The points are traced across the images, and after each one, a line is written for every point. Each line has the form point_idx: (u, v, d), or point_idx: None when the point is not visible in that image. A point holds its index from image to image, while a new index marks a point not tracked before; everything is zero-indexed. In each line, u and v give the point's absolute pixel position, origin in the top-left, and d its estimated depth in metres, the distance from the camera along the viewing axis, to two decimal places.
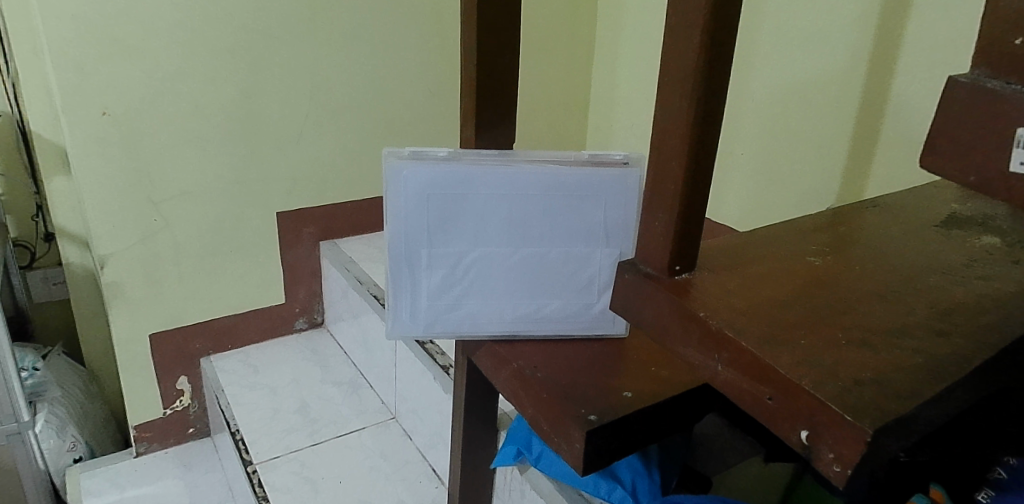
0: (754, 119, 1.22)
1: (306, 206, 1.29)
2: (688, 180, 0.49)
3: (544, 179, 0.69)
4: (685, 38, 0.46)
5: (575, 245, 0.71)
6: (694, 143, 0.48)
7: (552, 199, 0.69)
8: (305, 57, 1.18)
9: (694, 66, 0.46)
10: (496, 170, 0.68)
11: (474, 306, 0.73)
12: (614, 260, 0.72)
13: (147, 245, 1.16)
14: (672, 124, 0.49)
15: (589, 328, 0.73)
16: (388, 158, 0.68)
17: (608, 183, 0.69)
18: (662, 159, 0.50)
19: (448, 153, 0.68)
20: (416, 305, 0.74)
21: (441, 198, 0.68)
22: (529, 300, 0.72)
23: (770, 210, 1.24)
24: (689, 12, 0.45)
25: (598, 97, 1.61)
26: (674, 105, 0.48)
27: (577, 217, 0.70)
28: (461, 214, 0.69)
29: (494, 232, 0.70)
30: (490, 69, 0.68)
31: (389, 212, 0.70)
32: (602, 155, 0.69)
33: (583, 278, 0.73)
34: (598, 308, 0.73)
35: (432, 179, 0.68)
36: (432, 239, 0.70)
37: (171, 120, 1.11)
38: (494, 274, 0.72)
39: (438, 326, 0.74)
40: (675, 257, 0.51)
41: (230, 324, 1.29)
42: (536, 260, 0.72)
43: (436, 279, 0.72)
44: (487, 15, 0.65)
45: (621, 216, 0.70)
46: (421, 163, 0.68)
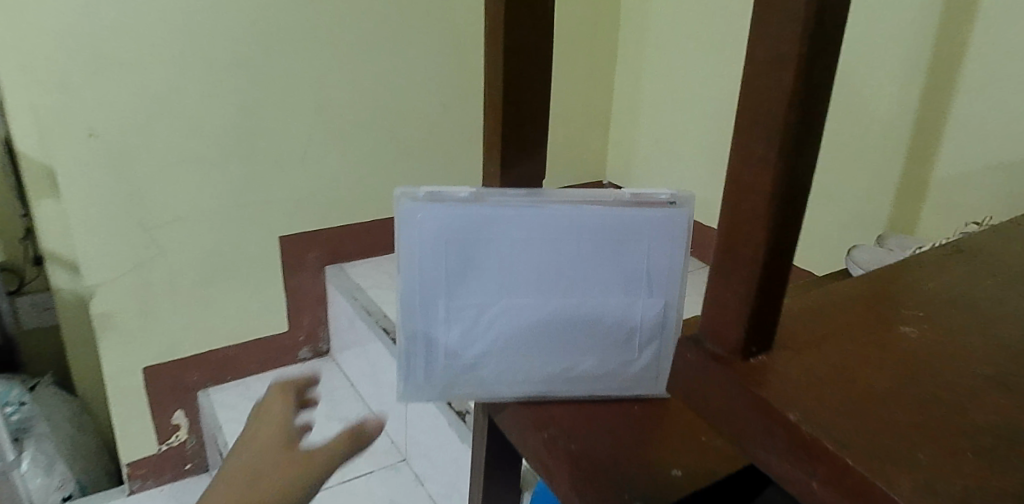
0: None
1: (311, 229, 1.20)
2: (769, 245, 0.39)
3: (580, 221, 0.60)
4: (775, 76, 0.36)
5: (614, 294, 0.63)
6: (778, 203, 0.38)
7: (588, 245, 0.61)
8: (311, 70, 1.10)
9: (783, 108, 0.36)
10: (527, 212, 0.59)
11: (499, 364, 0.64)
12: (659, 312, 0.64)
13: (139, 273, 1.08)
14: (752, 178, 0.39)
15: (628, 388, 0.65)
16: (400, 200, 0.59)
17: (652, 224, 0.61)
18: (736, 219, 0.41)
19: (470, 192, 0.59)
20: (432, 364, 0.65)
21: (463, 244, 0.60)
22: (562, 359, 0.64)
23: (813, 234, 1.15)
24: (778, 41, 0.36)
25: (621, 112, 1.53)
26: (756, 155, 0.38)
27: (616, 264, 0.62)
28: (484, 262, 0.61)
29: (522, 281, 0.62)
30: (519, 95, 0.59)
31: (400, 259, 0.61)
32: (643, 192, 0.61)
33: (623, 332, 0.64)
34: (639, 366, 0.65)
35: (453, 223, 0.59)
36: (452, 290, 0.62)
37: (165, 141, 1.03)
38: (522, 328, 0.63)
39: (458, 387, 0.65)
40: (751, 337, 0.42)
41: (230, 355, 1.21)
42: (570, 313, 0.63)
43: (456, 335, 0.63)
44: (514, 35, 0.56)
45: (665, 262, 0.62)
46: (441, 204, 0.59)
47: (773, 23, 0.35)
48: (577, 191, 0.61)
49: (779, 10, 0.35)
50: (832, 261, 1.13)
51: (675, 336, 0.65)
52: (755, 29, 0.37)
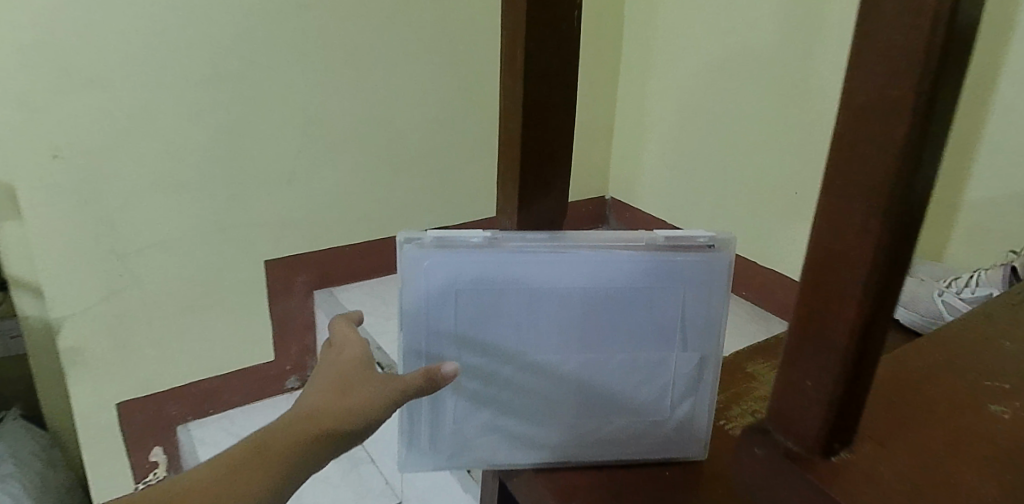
0: (813, 157, 1.08)
1: (299, 252, 1.13)
2: (863, 328, 0.33)
3: (609, 269, 0.53)
4: (879, 127, 0.29)
5: (644, 348, 0.56)
6: (878, 279, 0.32)
7: (617, 294, 0.54)
8: (297, 84, 1.04)
9: (890, 168, 0.29)
10: (549, 259, 0.52)
11: (515, 426, 0.57)
12: (693, 367, 0.57)
13: (111, 303, 1.00)
14: (844, 246, 0.32)
15: (658, 449, 0.59)
16: (404, 247, 0.51)
17: (689, 271, 0.54)
18: (820, 293, 0.34)
19: (485, 237, 0.52)
20: (439, 428, 0.57)
21: (476, 295, 0.53)
22: (585, 418, 0.58)
23: None
24: (884, 84, 0.29)
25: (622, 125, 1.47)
26: (852, 221, 0.31)
27: (647, 315, 0.55)
28: (500, 315, 0.53)
29: (542, 334, 0.55)
30: (539, 125, 0.52)
31: (404, 312, 0.53)
32: (680, 235, 0.53)
33: (653, 388, 0.57)
34: (670, 425, 0.58)
35: (466, 273, 0.52)
36: (463, 345, 0.54)
37: (138, 161, 0.96)
38: (541, 386, 0.56)
39: (467, 452, 0.58)
40: (834, 431, 0.35)
41: (212, 387, 1.13)
42: (595, 370, 0.56)
43: (467, 394, 0.56)
44: (534, 61, 0.49)
45: (702, 313, 0.55)
46: (451, 252, 0.51)
47: (878, 67, 0.29)
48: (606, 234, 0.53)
49: (885, 50, 0.28)
50: None
51: (711, 393, 0.58)
52: (852, 71, 0.30)
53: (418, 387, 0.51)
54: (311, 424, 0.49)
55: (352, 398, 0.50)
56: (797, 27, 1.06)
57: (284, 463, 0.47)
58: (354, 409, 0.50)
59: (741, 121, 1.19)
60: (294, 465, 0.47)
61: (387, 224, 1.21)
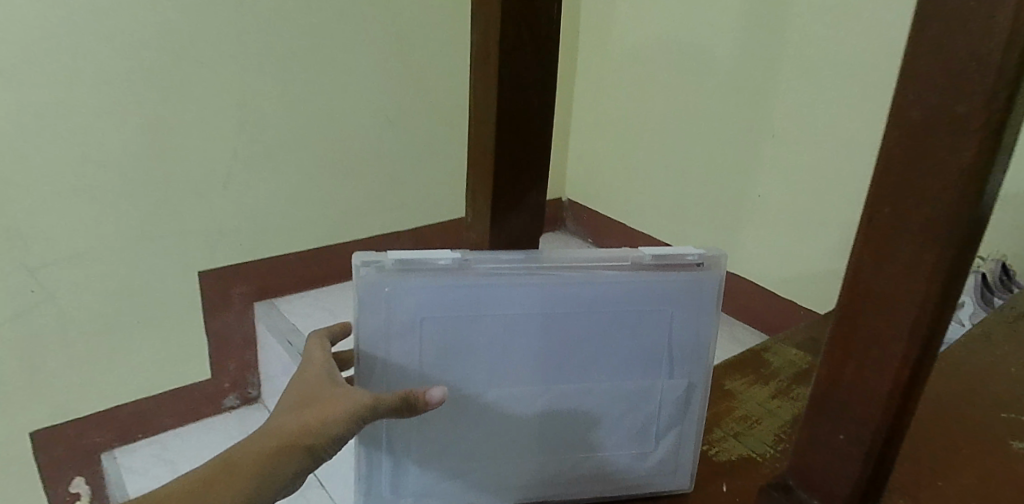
0: (771, 160, 1.06)
1: (237, 263, 1.05)
2: (908, 374, 0.29)
3: (591, 291, 0.48)
4: (935, 150, 0.25)
5: (628, 376, 0.51)
6: (929, 319, 0.28)
7: (600, 318, 0.49)
8: (233, 82, 0.96)
9: (953, 196, 0.25)
10: (527, 282, 0.47)
11: (487, 467, 0.51)
12: (681, 394, 0.52)
13: (22, 322, 0.89)
14: (890, 282, 0.28)
15: (641, 482, 0.54)
16: (360, 273, 0.44)
17: (678, 293, 0.49)
18: (859, 333, 0.30)
19: (454, 258, 0.45)
20: (401, 474, 0.50)
21: (444, 324, 0.46)
22: (564, 454, 0.52)
23: (790, 262, 1.08)
24: (945, 102, 0.25)
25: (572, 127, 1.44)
26: (902, 255, 0.27)
27: (632, 340, 0.50)
28: (473, 345, 0.48)
29: (517, 364, 0.49)
30: (516, 134, 0.47)
31: (360, 347, 0.46)
32: (668, 253, 0.48)
33: (637, 419, 0.53)
34: (654, 457, 0.54)
35: (432, 299, 0.45)
36: (428, 381, 0.48)
37: (49, 164, 0.86)
38: (516, 421, 0.51)
39: (432, 498, 0.51)
40: (865, 485, 0.32)
41: (141, 409, 1.03)
42: (575, 401, 0.51)
43: (433, 435, 0.50)
44: (507, 66, 0.44)
45: (689, 337, 0.51)
46: (416, 277, 0.45)
47: (936, 85, 0.25)
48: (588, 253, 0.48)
49: (949, 62, 0.24)
50: (813, 290, 1.06)
51: (698, 422, 0.53)
52: (903, 87, 0.26)
53: (387, 407, 0.44)
54: (271, 446, 0.45)
55: (312, 414, 0.45)
56: (753, 29, 1.04)
57: (242, 483, 0.45)
58: (313, 428, 0.45)
59: (698, 123, 1.17)
60: (252, 484, 0.45)
61: (333, 231, 1.14)
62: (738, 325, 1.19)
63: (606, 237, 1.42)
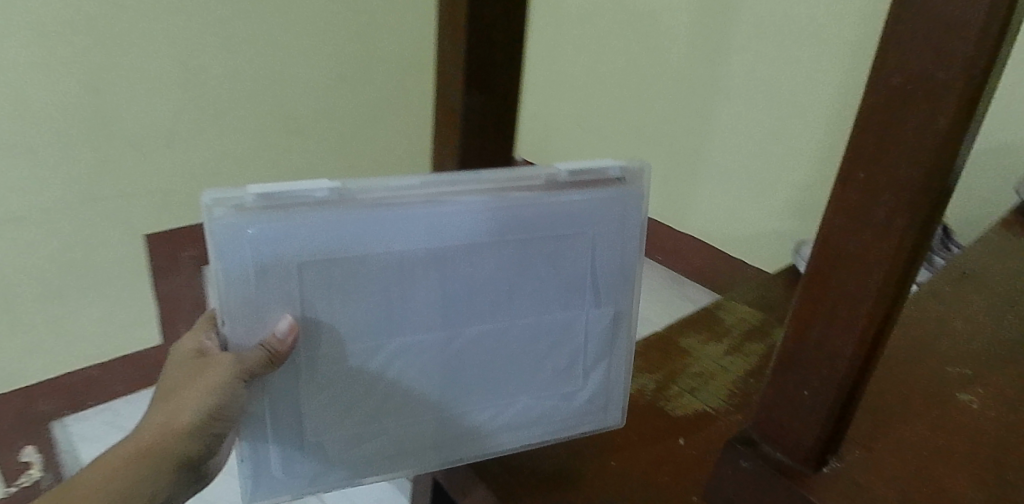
0: (725, 120, 1.08)
1: (183, 225, 1.02)
2: (871, 331, 0.30)
3: (506, 219, 0.42)
4: (911, 121, 0.26)
5: (551, 312, 0.46)
6: (895, 280, 0.29)
7: (518, 249, 0.43)
8: (171, 33, 0.90)
9: (927, 162, 0.26)
10: (425, 211, 0.40)
11: (399, 430, 0.46)
12: (608, 325, 0.48)
13: None
14: (861, 247, 0.29)
15: (570, 426, 0.50)
16: (213, 214, 0.36)
17: (600, 213, 0.44)
18: (827, 292, 0.30)
19: (330, 188, 0.38)
20: (299, 450, 0.43)
21: (325, 266, 0.39)
22: (486, 404, 0.47)
23: (744, 221, 1.11)
24: (924, 72, 0.25)
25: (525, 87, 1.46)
26: (873, 220, 0.28)
27: (555, 270, 0.45)
28: (370, 286, 0.41)
29: (424, 307, 0.43)
30: (483, 95, 0.46)
31: (222, 302, 0.39)
32: (587, 166, 0.43)
33: (561, 359, 0.48)
34: (581, 396, 0.50)
35: (310, 240, 0.38)
36: (317, 335, 0.41)
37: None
38: (426, 374, 0.45)
39: (337, 467, 0.45)
40: (824, 437, 0.33)
41: (90, 375, 0.99)
42: (493, 343, 0.46)
43: (328, 399, 0.43)
44: (475, 26, 0.43)
45: (616, 260, 0.46)
46: (287, 212, 0.37)
47: (909, 52, 0.25)
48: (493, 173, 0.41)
49: (926, 33, 0.25)
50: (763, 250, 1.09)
51: (628, 354, 0.49)
52: (882, 56, 0.26)
53: (257, 371, 0.39)
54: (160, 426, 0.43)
55: (187, 391, 0.42)
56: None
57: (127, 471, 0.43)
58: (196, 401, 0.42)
59: (653, 80, 1.17)
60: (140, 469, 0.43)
61: None
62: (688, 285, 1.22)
63: None
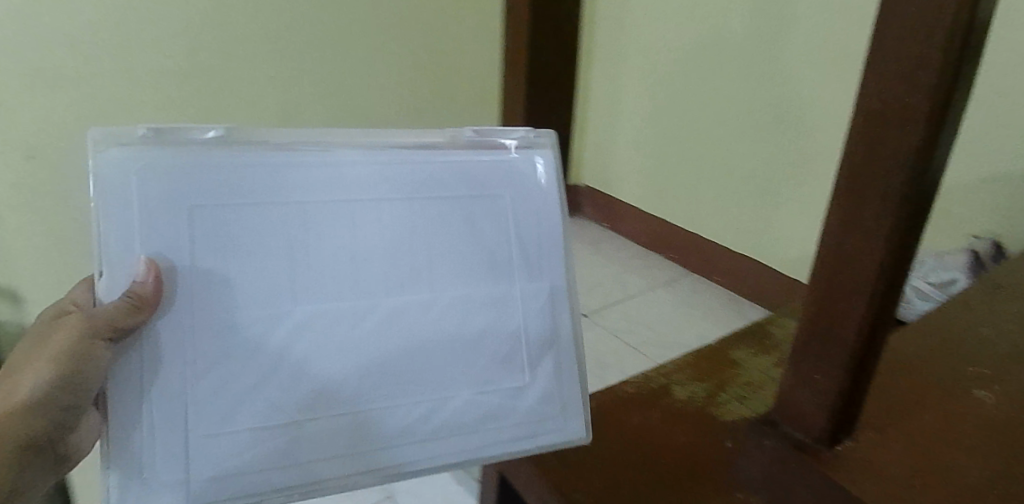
0: (774, 115, 1.36)
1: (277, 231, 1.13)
2: (867, 321, 0.38)
3: (411, 175, 0.47)
4: (889, 142, 0.34)
5: (467, 278, 0.47)
6: (882, 276, 0.36)
7: (419, 206, 0.47)
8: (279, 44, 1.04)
9: (900, 181, 0.34)
10: (319, 161, 0.45)
11: (304, 429, 0.42)
12: (538, 301, 0.49)
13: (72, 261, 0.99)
14: (855, 251, 0.37)
15: (515, 429, 0.47)
16: (102, 143, 0.40)
17: (502, 176, 0.49)
18: (833, 288, 0.39)
19: (220, 133, 0.43)
20: (189, 448, 0.40)
21: (228, 217, 0.42)
22: (406, 401, 0.44)
23: (792, 196, 1.38)
24: (896, 106, 0.33)
25: (608, 118, 1.74)
26: (863, 228, 0.36)
27: (463, 229, 0.48)
28: (263, 244, 0.42)
29: (330, 276, 0.44)
30: None
31: (101, 249, 0.40)
32: (480, 132, 0.49)
33: (501, 344, 0.48)
34: (533, 396, 0.48)
35: (208, 182, 0.42)
36: (211, 299, 0.41)
37: (130, 112, 0.97)
38: (340, 358, 0.43)
39: (236, 479, 0.40)
40: (835, 420, 0.41)
41: None
42: (410, 323, 0.45)
43: (227, 383, 0.41)
44: None
45: (523, 221, 0.49)
46: (177, 147, 0.41)
47: (885, 94, 0.33)
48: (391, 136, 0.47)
49: (896, 77, 0.33)
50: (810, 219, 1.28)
51: (570, 340, 0.50)
52: (866, 97, 0.34)
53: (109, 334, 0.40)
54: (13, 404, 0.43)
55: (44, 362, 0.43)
56: (747, 30, 1.36)
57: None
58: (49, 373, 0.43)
59: (709, 83, 1.46)
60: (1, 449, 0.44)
61: None
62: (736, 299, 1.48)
63: (626, 224, 1.73)
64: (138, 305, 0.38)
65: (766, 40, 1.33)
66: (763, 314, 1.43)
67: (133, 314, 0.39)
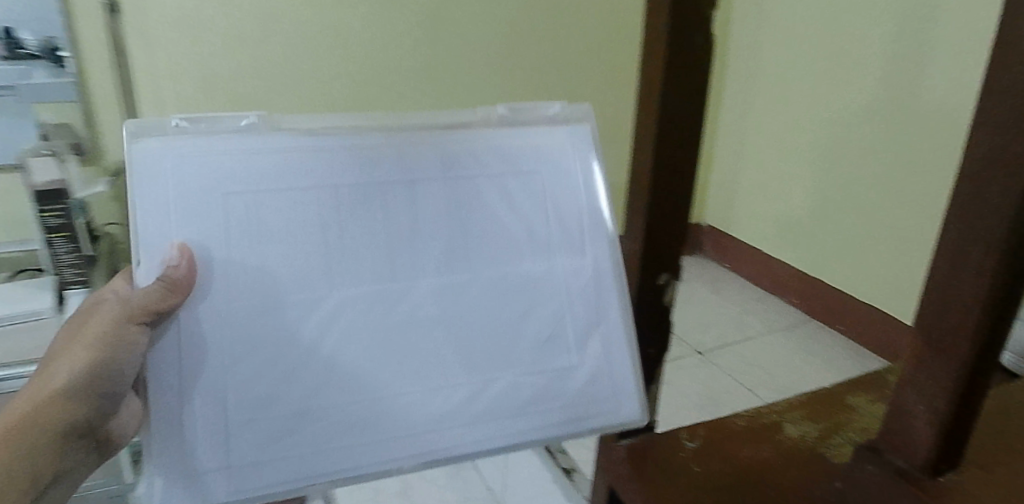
0: (893, 82, 1.36)
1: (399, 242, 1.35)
2: (971, 353, 0.36)
3: (438, 155, 0.53)
4: (993, 170, 0.32)
5: (515, 256, 0.54)
6: (987, 309, 0.35)
7: (462, 188, 0.53)
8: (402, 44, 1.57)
9: (1004, 214, 0.33)
10: (358, 146, 0.51)
11: (346, 419, 0.49)
12: (590, 277, 0.56)
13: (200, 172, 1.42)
14: (959, 285, 0.35)
15: (569, 411, 0.54)
16: (133, 137, 0.47)
17: (544, 157, 0.56)
18: (935, 316, 0.37)
19: (254, 118, 0.50)
20: (229, 435, 0.47)
21: (252, 212, 0.49)
22: (447, 388, 0.51)
23: (900, 164, 1.37)
24: (1007, 139, 0.32)
25: (732, 161, 1.83)
26: (970, 260, 0.35)
27: (508, 211, 0.54)
28: (303, 230, 0.49)
29: (371, 252, 0.51)
30: (670, 162, 0.58)
31: (140, 238, 0.47)
32: (527, 109, 0.56)
33: (548, 329, 0.54)
34: (584, 374, 0.55)
35: (238, 167, 0.49)
36: (258, 279, 0.48)
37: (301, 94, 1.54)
38: (373, 341, 0.50)
39: (292, 447, 0.48)
40: (940, 456, 0.40)
41: None
42: (440, 309, 0.52)
43: (268, 343, 0.49)
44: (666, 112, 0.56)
45: (578, 200, 0.56)
46: (212, 136, 0.49)
47: (993, 125, 0.32)
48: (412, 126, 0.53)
49: (1004, 107, 0.32)
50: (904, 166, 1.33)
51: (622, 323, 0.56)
52: (980, 124, 0.33)
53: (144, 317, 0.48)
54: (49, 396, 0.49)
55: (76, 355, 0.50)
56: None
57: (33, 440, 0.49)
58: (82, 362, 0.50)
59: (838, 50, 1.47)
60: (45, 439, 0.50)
61: None
62: (856, 350, 1.47)
63: (746, 265, 1.82)
64: (173, 286, 0.46)
65: (888, 92, 1.37)
66: (883, 366, 1.41)
67: (170, 294, 0.46)
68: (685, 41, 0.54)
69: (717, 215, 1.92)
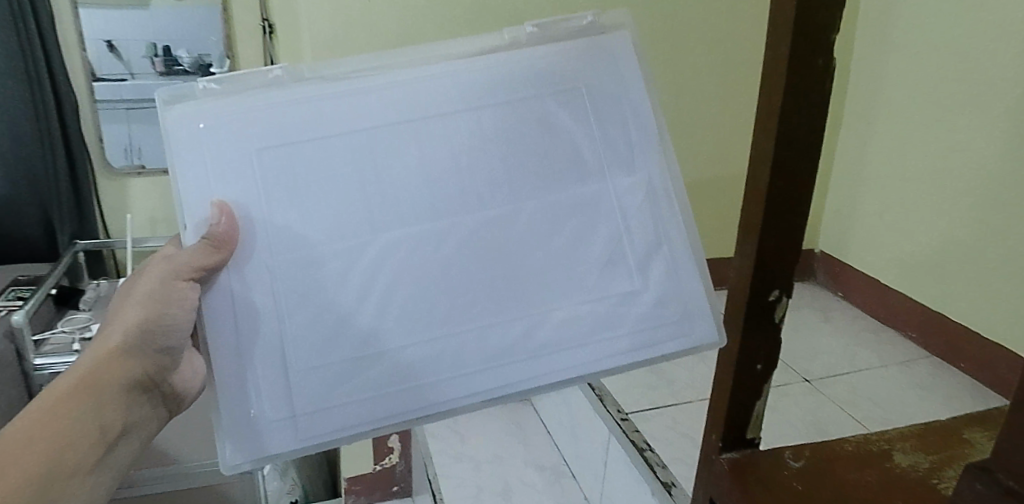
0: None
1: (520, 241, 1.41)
2: None
3: (488, 90, 0.67)
4: None
5: (568, 182, 0.67)
6: None
7: (507, 124, 0.67)
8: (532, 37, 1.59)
9: None
10: (386, 87, 0.65)
11: (427, 349, 0.64)
12: (636, 190, 0.69)
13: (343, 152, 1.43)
14: None
15: (633, 326, 0.68)
16: (168, 110, 0.60)
17: (593, 68, 0.68)
18: None
19: (276, 73, 0.63)
20: (284, 367, 0.62)
21: (286, 170, 0.62)
22: (509, 324, 0.65)
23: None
24: None
25: (850, 184, 1.78)
26: None
27: (541, 145, 0.67)
28: (326, 188, 0.63)
29: (415, 201, 0.65)
30: (787, 174, 0.61)
31: (181, 200, 0.61)
32: (561, 23, 0.68)
33: (603, 250, 0.68)
34: (649, 299, 0.69)
35: (266, 127, 0.62)
36: (287, 229, 0.62)
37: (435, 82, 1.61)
38: (410, 282, 0.64)
39: (372, 370, 0.63)
40: None
41: None
42: (488, 254, 0.65)
43: (317, 279, 0.63)
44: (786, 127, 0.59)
45: (618, 118, 0.69)
46: (236, 98, 0.62)
47: None
48: (449, 66, 0.66)
49: None
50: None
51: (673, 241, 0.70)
52: None
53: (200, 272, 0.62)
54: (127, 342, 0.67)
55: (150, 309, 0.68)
56: None
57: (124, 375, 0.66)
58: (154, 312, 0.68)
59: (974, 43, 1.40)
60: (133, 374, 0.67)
61: None
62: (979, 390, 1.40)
63: (859, 294, 1.77)
64: (218, 240, 0.60)
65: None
66: None
67: (216, 249, 0.60)
68: (809, 59, 0.57)
69: (831, 239, 1.87)
